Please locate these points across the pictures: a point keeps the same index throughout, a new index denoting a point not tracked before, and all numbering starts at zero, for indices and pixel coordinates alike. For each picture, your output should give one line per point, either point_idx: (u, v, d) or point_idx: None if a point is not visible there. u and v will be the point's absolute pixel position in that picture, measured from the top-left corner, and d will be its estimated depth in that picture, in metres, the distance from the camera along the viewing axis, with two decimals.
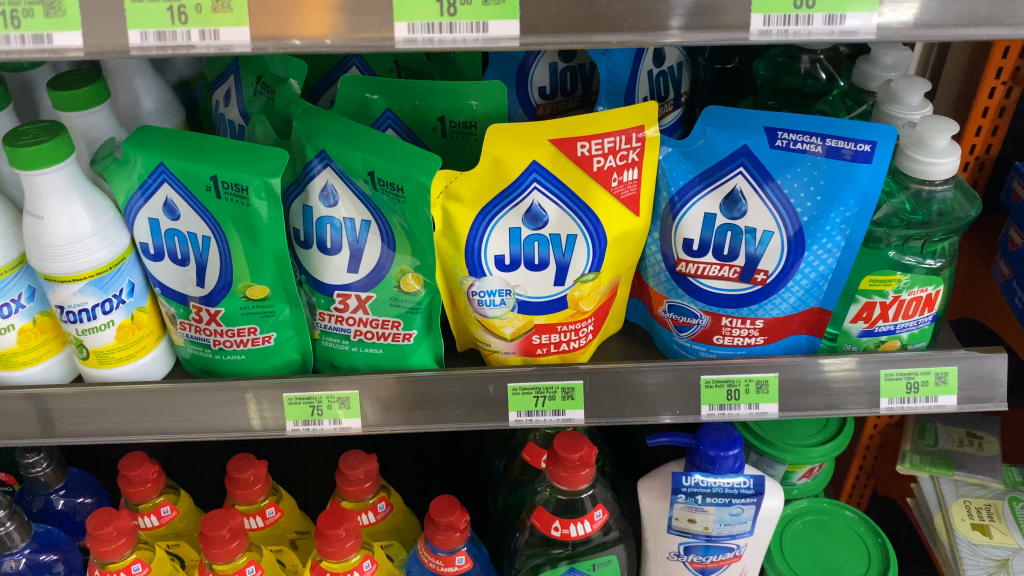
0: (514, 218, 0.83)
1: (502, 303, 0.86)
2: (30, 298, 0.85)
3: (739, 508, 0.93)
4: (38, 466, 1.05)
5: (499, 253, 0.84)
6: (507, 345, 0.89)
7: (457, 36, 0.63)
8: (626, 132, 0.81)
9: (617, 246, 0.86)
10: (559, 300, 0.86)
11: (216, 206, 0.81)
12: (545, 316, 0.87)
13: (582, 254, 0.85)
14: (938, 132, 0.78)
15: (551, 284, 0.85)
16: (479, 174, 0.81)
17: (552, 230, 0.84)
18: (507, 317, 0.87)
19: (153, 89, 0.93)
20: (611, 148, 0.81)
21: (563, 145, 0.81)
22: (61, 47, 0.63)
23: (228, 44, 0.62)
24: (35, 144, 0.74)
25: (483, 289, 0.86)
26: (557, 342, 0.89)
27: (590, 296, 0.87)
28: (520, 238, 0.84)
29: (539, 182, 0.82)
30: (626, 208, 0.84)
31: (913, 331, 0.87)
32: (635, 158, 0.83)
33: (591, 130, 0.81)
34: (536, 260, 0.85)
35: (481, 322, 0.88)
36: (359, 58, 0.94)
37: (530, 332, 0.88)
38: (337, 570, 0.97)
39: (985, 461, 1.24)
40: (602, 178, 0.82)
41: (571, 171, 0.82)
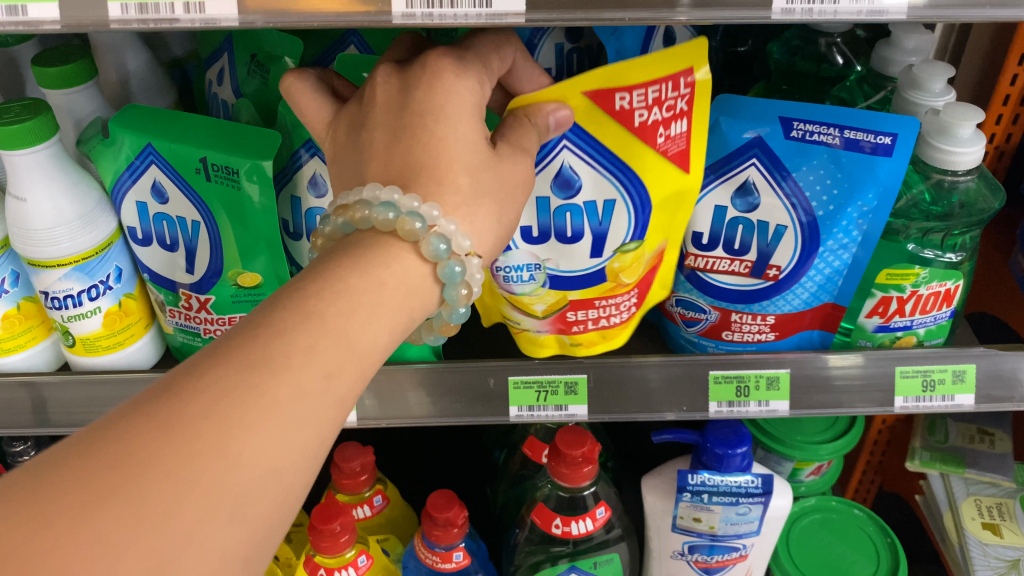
0: (542, 185, 0.76)
1: (531, 279, 0.80)
2: (13, 283, 0.82)
3: (747, 507, 0.90)
4: (25, 455, 1.02)
5: (527, 225, 0.77)
6: (536, 324, 0.83)
7: (458, 11, 0.60)
8: (673, 78, 0.73)
9: (664, 208, 0.79)
10: (597, 274, 0.79)
11: (205, 188, 0.78)
12: (580, 291, 0.80)
13: (621, 221, 0.78)
14: (964, 119, 0.75)
15: (587, 256, 0.78)
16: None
17: (586, 197, 0.77)
18: (536, 293, 0.81)
19: (144, 66, 0.89)
20: (656, 99, 0.74)
21: (599, 98, 0.73)
22: (38, 19, 0.59)
23: (215, 17, 0.59)
24: (15, 123, 0.71)
25: (510, 264, 0.80)
26: (593, 318, 0.82)
27: (631, 267, 0.80)
28: (549, 208, 0.77)
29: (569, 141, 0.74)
30: (674, 165, 0.77)
31: (930, 327, 0.84)
32: (683, 106, 0.75)
33: (633, 78, 0.73)
34: (569, 232, 0.78)
35: (508, 299, 0.82)
36: (357, 36, 0.89)
37: (563, 309, 0.81)
38: (331, 565, 0.95)
39: (997, 459, 1.20)
40: (645, 133, 0.75)
41: (612, 129, 0.74)
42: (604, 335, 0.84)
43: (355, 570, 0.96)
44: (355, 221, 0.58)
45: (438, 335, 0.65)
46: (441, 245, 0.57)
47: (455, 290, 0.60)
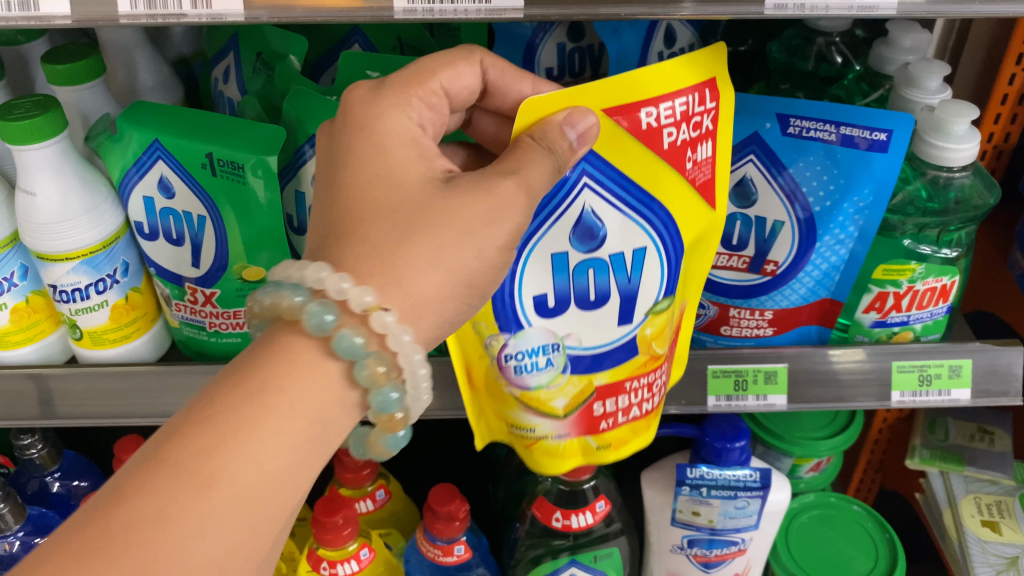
0: (560, 237, 0.70)
1: (548, 365, 0.74)
2: (22, 276, 0.83)
3: (745, 501, 0.91)
4: (33, 448, 1.03)
5: (541, 294, 0.72)
6: (558, 427, 0.77)
7: (458, 6, 0.61)
8: (696, 91, 0.70)
9: (692, 250, 0.76)
10: (628, 346, 0.75)
11: (210, 183, 0.79)
12: (608, 374, 0.76)
13: (652, 278, 0.73)
14: (958, 116, 0.76)
15: (615, 323, 0.74)
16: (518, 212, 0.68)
17: (611, 250, 0.71)
18: (556, 383, 0.75)
19: (151, 65, 0.91)
20: (683, 114, 0.70)
21: (624, 116, 0.68)
22: (49, 14, 0.61)
23: (222, 13, 0.61)
24: (25, 119, 0.73)
25: (522, 349, 0.74)
26: (624, 407, 0.78)
27: (662, 333, 0.76)
28: (568, 266, 0.71)
29: (589, 176, 0.69)
30: (699, 196, 0.74)
31: (927, 323, 0.85)
32: (710, 125, 0.72)
33: (656, 93, 0.69)
34: (593, 294, 0.73)
35: (520, 398, 0.76)
36: (362, 35, 0.91)
37: (590, 399, 0.76)
38: (334, 558, 0.95)
39: (997, 457, 1.21)
40: (673, 155, 0.71)
41: (639, 155, 0.70)
42: (636, 431, 0.80)
43: (357, 562, 0.96)
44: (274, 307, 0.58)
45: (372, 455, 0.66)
46: (355, 340, 0.56)
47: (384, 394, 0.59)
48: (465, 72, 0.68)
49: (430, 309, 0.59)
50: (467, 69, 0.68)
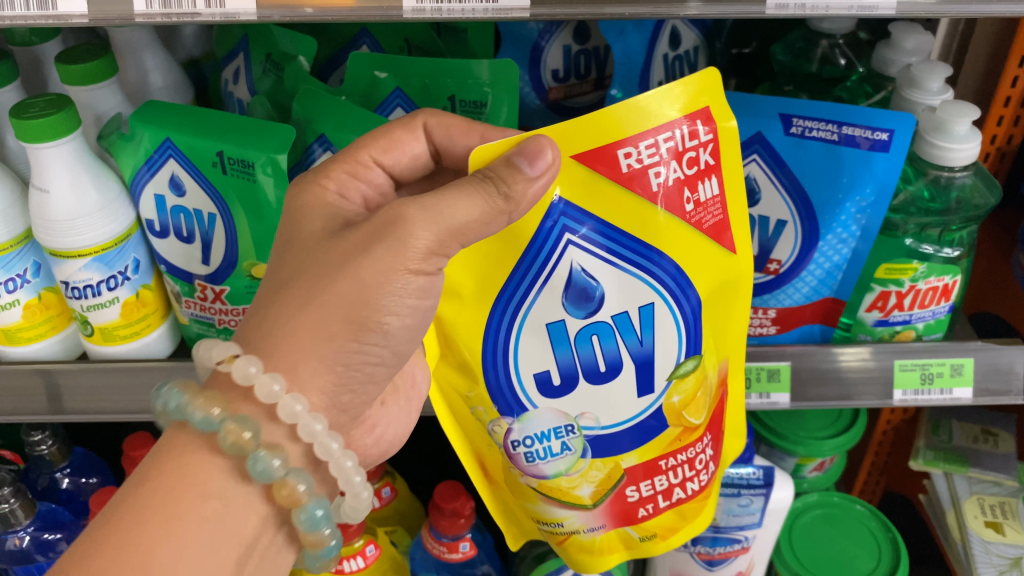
0: (554, 303, 0.69)
1: (565, 449, 0.74)
2: (35, 273, 0.84)
3: (748, 499, 0.94)
4: (43, 444, 1.04)
5: (545, 371, 0.71)
6: (589, 518, 0.77)
7: (466, 6, 0.62)
8: (678, 126, 0.66)
9: (715, 302, 0.72)
10: (655, 417, 0.74)
11: (221, 180, 0.80)
12: (635, 455, 0.75)
13: (667, 340, 0.71)
14: (960, 117, 0.77)
15: (634, 396, 0.72)
16: (467, 267, 0.68)
17: (613, 311, 0.70)
18: (575, 467, 0.75)
19: (162, 66, 0.92)
20: (668, 151, 0.67)
21: (599, 161, 0.66)
22: (66, 13, 0.63)
23: (235, 11, 0.62)
24: (39, 118, 0.74)
25: (529, 433, 0.73)
26: (660, 490, 0.77)
27: (693, 402, 0.74)
28: (568, 336, 0.70)
29: (569, 229, 0.67)
30: (710, 241, 0.70)
31: (929, 322, 0.86)
32: (708, 160, 0.69)
33: (634, 131, 0.66)
34: (604, 364, 0.71)
35: (540, 488, 0.75)
36: (369, 36, 0.92)
37: (619, 484, 0.76)
38: (340, 554, 0.96)
39: (1000, 459, 1.21)
40: (666, 197, 0.67)
41: (625, 200, 0.67)
42: (682, 515, 0.79)
43: (364, 559, 0.97)
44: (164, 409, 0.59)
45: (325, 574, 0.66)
46: (242, 431, 0.57)
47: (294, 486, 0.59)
48: (405, 142, 0.70)
49: (306, 361, 0.57)
50: (409, 137, 0.70)
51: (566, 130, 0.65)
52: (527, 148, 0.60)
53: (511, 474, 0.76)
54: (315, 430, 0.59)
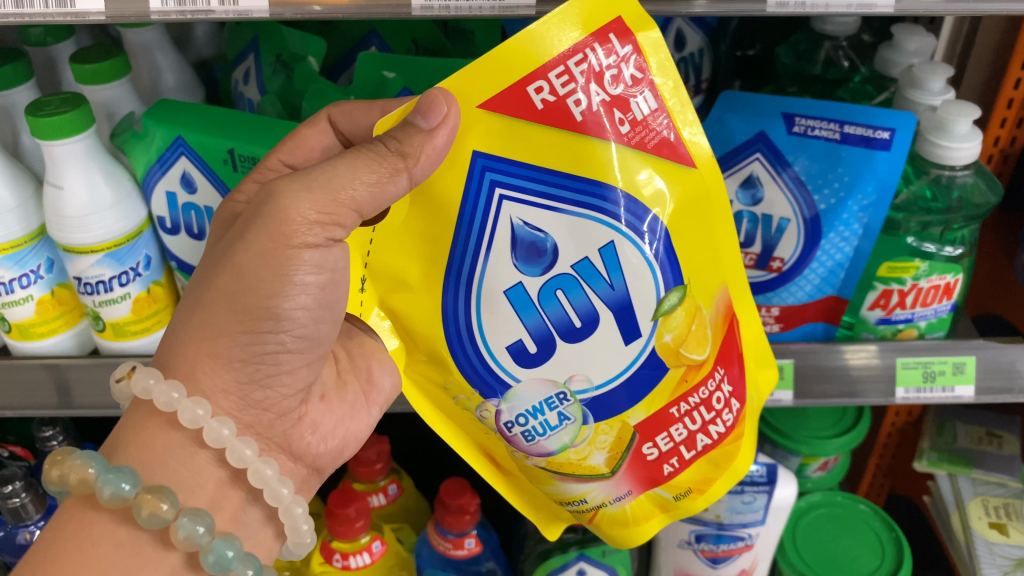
0: (509, 267, 0.66)
1: (565, 419, 0.70)
2: (48, 269, 0.86)
3: (751, 496, 0.94)
4: (53, 440, 1.06)
5: (518, 341, 0.68)
6: (612, 487, 0.73)
7: (474, 4, 0.64)
8: (580, 46, 0.63)
9: (687, 224, 0.67)
10: (650, 364, 0.69)
11: (232, 178, 0.81)
12: (641, 409, 0.70)
13: (639, 278, 0.67)
14: (960, 116, 0.78)
15: (621, 344, 0.68)
16: (407, 254, 0.67)
17: (570, 260, 0.66)
18: (581, 437, 0.71)
19: (174, 66, 0.94)
20: (582, 77, 0.64)
21: (503, 101, 0.63)
22: (84, 10, 0.65)
23: (247, 9, 0.64)
24: (55, 114, 0.76)
25: (520, 412, 0.70)
26: (681, 440, 0.71)
27: (688, 337, 0.69)
28: (531, 299, 0.67)
29: (499, 183, 0.65)
30: (663, 160, 0.66)
31: (931, 320, 0.86)
32: (634, 74, 0.65)
33: (533, 63, 0.63)
34: (577, 318, 0.68)
35: (552, 467, 0.72)
36: (378, 37, 0.93)
37: (634, 444, 0.71)
38: (347, 550, 0.97)
39: (1004, 460, 1.21)
40: (596, 124, 0.64)
41: (551, 133, 0.64)
42: (716, 462, 0.73)
43: (369, 555, 0.98)
44: (58, 480, 0.60)
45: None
46: (120, 483, 0.58)
47: (190, 528, 0.59)
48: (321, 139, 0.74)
49: (204, 360, 0.63)
50: (314, 133, 0.73)
51: (463, 80, 0.63)
52: (420, 103, 0.59)
53: (518, 459, 0.73)
54: (222, 434, 0.63)
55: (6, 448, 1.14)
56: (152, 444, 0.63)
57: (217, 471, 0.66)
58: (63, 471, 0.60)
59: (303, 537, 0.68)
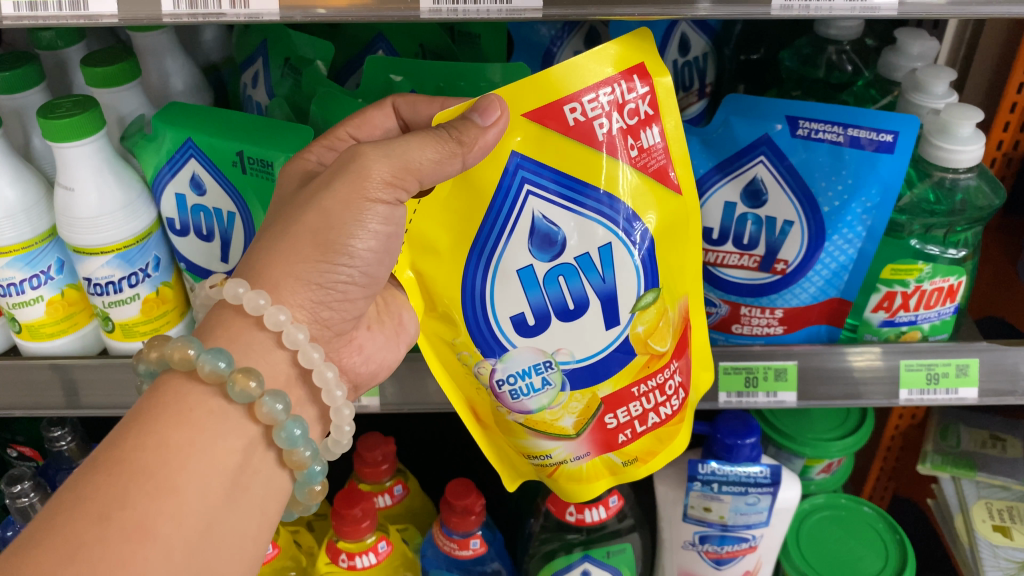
0: (520, 247, 0.73)
1: (546, 384, 0.76)
2: (58, 270, 0.87)
3: (756, 497, 0.94)
4: (62, 440, 1.06)
5: (520, 313, 0.74)
6: (575, 447, 0.79)
7: (481, 7, 0.65)
8: (618, 80, 0.71)
9: (667, 241, 0.75)
10: (623, 349, 0.76)
11: (240, 179, 0.82)
12: (610, 384, 0.77)
13: (626, 276, 0.74)
14: (963, 119, 0.78)
15: (601, 329, 0.75)
16: (440, 223, 0.73)
17: (574, 252, 0.73)
18: (558, 402, 0.77)
19: (183, 70, 0.95)
20: (611, 104, 0.71)
21: (547, 116, 0.70)
22: (97, 13, 0.66)
23: (258, 11, 0.65)
24: (67, 117, 0.77)
25: (513, 370, 0.76)
26: (636, 416, 0.78)
27: (658, 331, 0.76)
28: (537, 280, 0.73)
29: (528, 180, 0.72)
30: (656, 184, 0.74)
31: (934, 322, 0.87)
32: (648, 111, 0.73)
33: (579, 86, 0.71)
34: (571, 301, 0.74)
35: (526, 423, 0.78)
36: (386, 41, 0.95)
37: (598, 414, 0.78)
38: (353, 550, 0.97)
39: (1009, 463, 1.20)
40: (612, 146, 0.72)
41: (573, 148, 0.71)
42: (660, 439, 0.80)
43: (375, 555, 0.98)
44: (158, 358, 0.63)
45: (315, 501, 0.70)
46: (218, 361, 0.61)
47: (271, 406, 0.63)
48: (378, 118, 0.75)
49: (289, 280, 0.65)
50: (380, 114, 0.75)
51: (515, 91, 0.70)
52: (478, 103, 0.66)
53: (499, 413, 0.78)
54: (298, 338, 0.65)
55: (16, 448, 1.15)
56: (236, 338, 0.65)
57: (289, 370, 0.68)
58: (163, 351, 0.62)
59: (341, 438, 0.70)
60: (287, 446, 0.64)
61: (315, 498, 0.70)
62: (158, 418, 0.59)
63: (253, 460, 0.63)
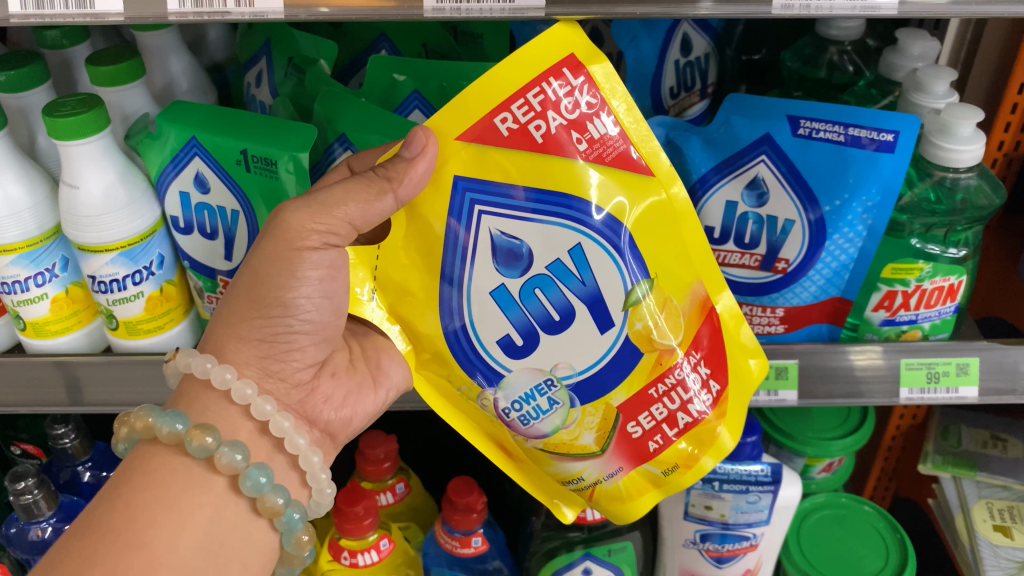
0: (492, 269, 0.71)
1: (554, 403, 0.73)
2: (63, 268, 0.87)
3: (756, 496, 0.95)
4: (66, 437, 1.07)
5: (507, 337, 0.72)
6: (604, 464, 0.75)
7: (483, 5, 0.65)
8: (546, 76, 0.68)
9: (651, 229, 0.71)
10: (626, 349, 0.72)
11: (244, 178, 0.83)
12: (623, 391, 0.73)
13: (608, 270, 0.71)
14: (963, 119, 0.79)
15: (595, 333, 0.72)
16: (409, 266, 0.73)
17: (542, 262, 0.71)
18: (570, 419, 0.74)
19: (187, 69, 0.96)
20: (543, 105, 0.68)
21: (478, 132, 0.68)
22: (102, 12, 0.66)
23: (263, 11, 0.65)
24: (72, 115, 0.77)
25: (515, 398, 0.74)
26: (662, 418, 0.73)
27: (662, 323, 0.72)
28: (514, 297, 0.71)
29: (478, 201, 0.70)
30: (619, 172, 0.70)
31: (935, 321, 0.87)
32: (590, 100, 0.69)
33: (500, 96, 0.68)
34: (554, 312, 0.71)
35: (547, 447, 0.75)
36: (389, 41, 0.96)
37: (618, 423, 0.73)
38: (355, 547, 0.98)
39: (1010, 463, 1.19)
40: (558, 144, 0.69)
41: (517, 156, 0.69)
42: (702, 441, 0.74)
43: (377, 553, 0.99)
44: (127, 434, 0.69)
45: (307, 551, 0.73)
46: (173, 422, 0.67)
47: (230, 456, 0.67)
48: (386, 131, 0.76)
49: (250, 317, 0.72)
50: None
51: (442, 118, 0.69)
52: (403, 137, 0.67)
53: (518, 442, 0.76)
54: (245, 391, 0.71)
55: (19, 446, 1.15)
56: (195, 402, 0.72)
57: (246, 423, 0.73)
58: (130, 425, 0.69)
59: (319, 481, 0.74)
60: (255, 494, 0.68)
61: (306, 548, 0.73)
62: (131, 482, 0.66)
63: (226, 514, 0.68)
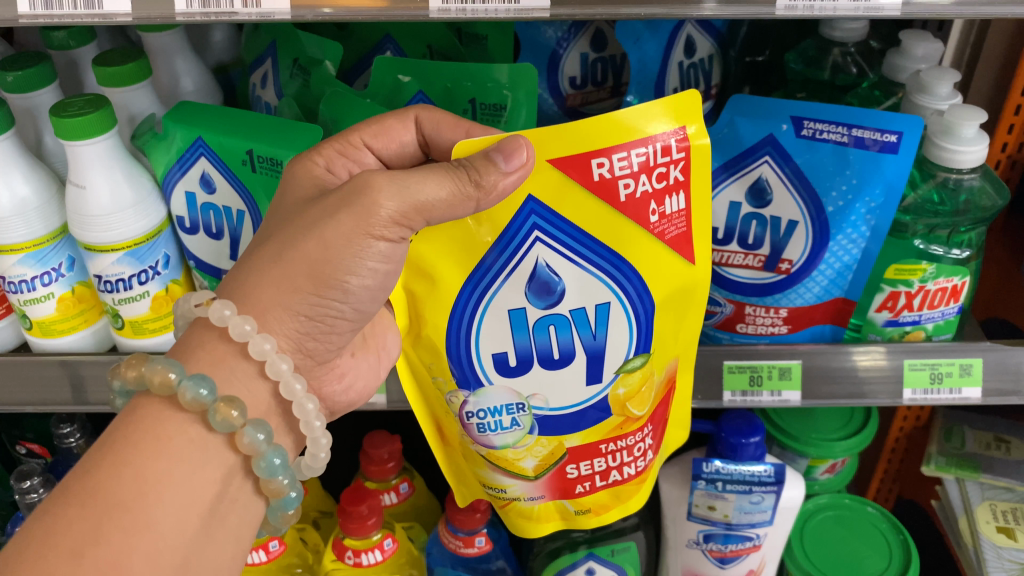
0: (515, 291, 0.73)
1: (515, 424, 0.78)
2: (69, 267, 0.87)
3: (760, 496, 0.94)
4: (71, 436, 1.07)
5: (500, 353, 0.75)
6: (530, 488, 0.82)
7: (488, 6, 0.66)
8: (659, 142, 0.70)
9: (669, 306, 0.76)
10: (600, 407, 0.78)
11: (250, 178, 0.83)
12: (578, 437, 0.80)
13: (618, 335, 0.75)
14: (967, 120, 0.79)
15: (582, 383, 0.77)
16: (442, 252, 0.72)
17: (568, 306, 0.74)
18: (524, 443, 0.79)
19: (193, 71, 0.96)
20: (642, 166, 0.70)
21: (572, 169, 0.70)
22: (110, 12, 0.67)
23: (269, 11, 0.66)
24: (78, 115, 0.78)
25: (485, 406, 0.78)
26: (598, 470, 0.82)
27: (638, 393, 0.78)
28: (527, 324, 0.74)
29: (539, 227, 0.71)
30: (671, 252, 0.74)
31: (938, 322, 0.87)
32: (678, 176, 0.72)
33: (609, 144, 0.69)
34: (557, 351, 0.75)
35: (488, 455, 0.81)
36: (393, 42, 0.96)
37: (561, 462, 0.81)
38: (358, 547, 0.98)
39: (1013, 465, 1.19)
40: (636, 209, 0.71)
41: (593, 205, 0.71)
42: (616, 495, 0.84)
43: (381, 552, 0.99)
44: (135, 377, 0.63)
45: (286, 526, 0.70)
46: (200, 388, 0.61)
47: (253, 436, 0.64)
48: (396, 130, 0.76)
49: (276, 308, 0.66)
50: (400, 126, 0.75)
51: (543, 136, 0.69)
52: (504, 145, 0.65)
53: (463, 440, 0.81)
54: (281, 368, 0.66)
55: (25, 445, 1.16)
56: (219, 365, 0.66)
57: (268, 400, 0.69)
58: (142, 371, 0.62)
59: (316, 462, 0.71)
60: (265, 475, 0.66)
61: (287, 523, 0.70)
62: (132, 445, 0.60)
63: (230, 490, 0.65)
